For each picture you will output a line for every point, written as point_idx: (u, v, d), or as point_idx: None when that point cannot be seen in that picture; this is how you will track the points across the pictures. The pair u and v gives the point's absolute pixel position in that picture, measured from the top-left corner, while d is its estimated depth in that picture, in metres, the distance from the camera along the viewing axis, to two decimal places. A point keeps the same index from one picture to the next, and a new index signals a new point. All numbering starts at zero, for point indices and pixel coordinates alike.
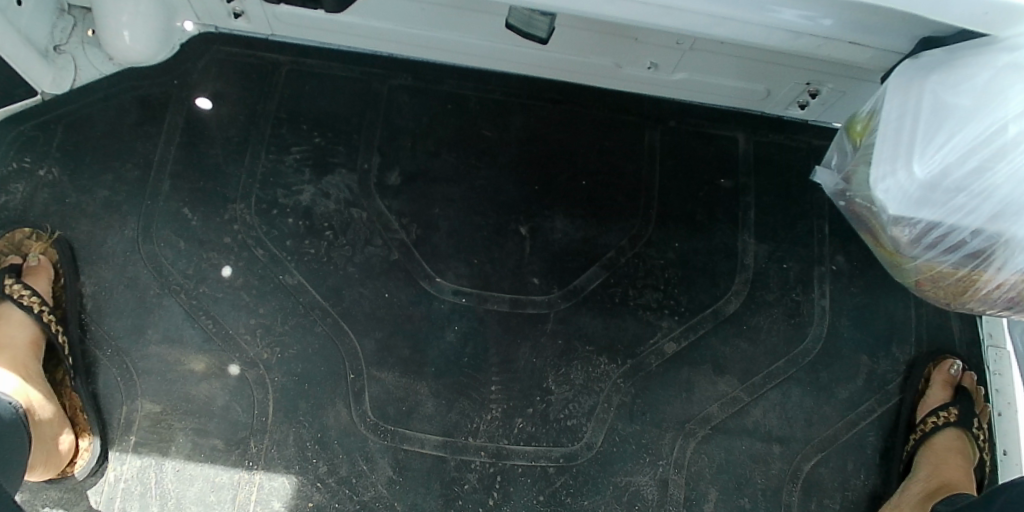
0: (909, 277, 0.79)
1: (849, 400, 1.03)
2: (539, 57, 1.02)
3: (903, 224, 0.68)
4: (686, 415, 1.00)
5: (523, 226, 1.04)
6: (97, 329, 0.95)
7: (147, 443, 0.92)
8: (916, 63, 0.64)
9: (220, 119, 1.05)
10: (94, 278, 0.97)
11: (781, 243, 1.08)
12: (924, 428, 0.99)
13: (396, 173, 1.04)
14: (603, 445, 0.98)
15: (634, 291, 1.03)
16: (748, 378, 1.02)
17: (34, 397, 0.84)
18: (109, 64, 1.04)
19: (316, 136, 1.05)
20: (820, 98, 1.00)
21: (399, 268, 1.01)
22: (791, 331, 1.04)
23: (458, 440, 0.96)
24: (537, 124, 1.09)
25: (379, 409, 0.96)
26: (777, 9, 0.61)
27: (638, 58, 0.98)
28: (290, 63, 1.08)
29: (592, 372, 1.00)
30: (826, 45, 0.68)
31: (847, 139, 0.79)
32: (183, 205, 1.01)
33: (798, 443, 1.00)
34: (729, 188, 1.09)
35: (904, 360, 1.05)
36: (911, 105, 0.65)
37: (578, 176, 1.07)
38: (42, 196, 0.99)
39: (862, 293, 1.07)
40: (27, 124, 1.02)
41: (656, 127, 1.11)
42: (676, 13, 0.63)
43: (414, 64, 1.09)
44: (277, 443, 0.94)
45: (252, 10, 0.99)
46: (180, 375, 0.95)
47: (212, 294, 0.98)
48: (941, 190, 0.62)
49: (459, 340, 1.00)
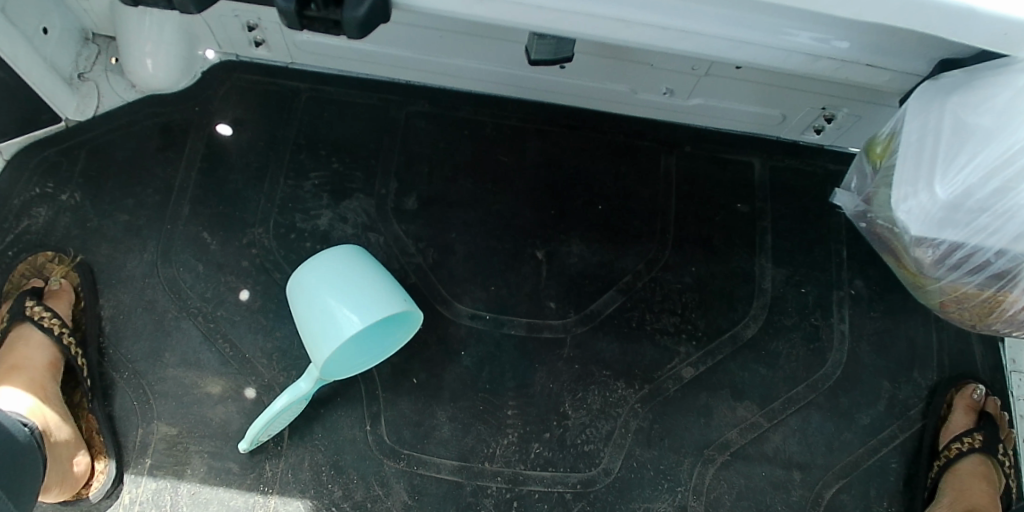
0: (932, 298, 0.79)
1: (871, 427, 1.01)
2: (555, 83, 1.04)
3: (925, 245, 0.69)
4: (705, 441, 0.99)
5: (540, 250, 1.05)
6: (116, 352, 0.96)
7: (163, 466, 0.92)
8: (937, 84, 0.65)
9: (239, 145, 1.06)
10: (113, 301, 0.98)
11: (799, 268, 1.07)
12: (949, 454, 0.97)
13: (413, 198, 1.05)
14: (621, 471, 0.96)
15: (652, 315, 1.03)
16: (768, 404, 1.01)
17: (50, 417, 0.85)
18: (131, 91, 1.07)
19: (334, 161, 1.06)
20: (835, 122, 1.01)
21: (415, 291, 1.01)
22: (810, 356, 1.03)
23: (474, 465, 0.95)
24: (552, 149, 1.10)
25: (395, 434, 0.95)
26: (790, 30, 0.62)
27: (654, 85, 1.00)
28: (309, 90, 1.10)
29: (609, 397, 0.99)
30: (844, 68, 0.67)
31: (866, 161, 0.79)
32: (202, 229, 1.02)
33: (820, 469, 0.99)
34: (746, 213, 1.09)
35: (925, 386, 1.03)
36: (933, 126, 0.66)
37: (595, 200, 1.08)
38: (64, 220, 1.01)
39: (882, 318, 1.06)
40: (50, 150, 1.03)
41: (671, 152, 1.11)
42: (694, 37, 0.63)
43: (431, 91, 1.11)
44: (291, 467, 0.93)
45: (273, 37, 1.02)
46: (196, 398, 0.95)
47: (230, 318, 0.98)
48: (965, 209, 0.63)
49: (475, 365, 0.99)
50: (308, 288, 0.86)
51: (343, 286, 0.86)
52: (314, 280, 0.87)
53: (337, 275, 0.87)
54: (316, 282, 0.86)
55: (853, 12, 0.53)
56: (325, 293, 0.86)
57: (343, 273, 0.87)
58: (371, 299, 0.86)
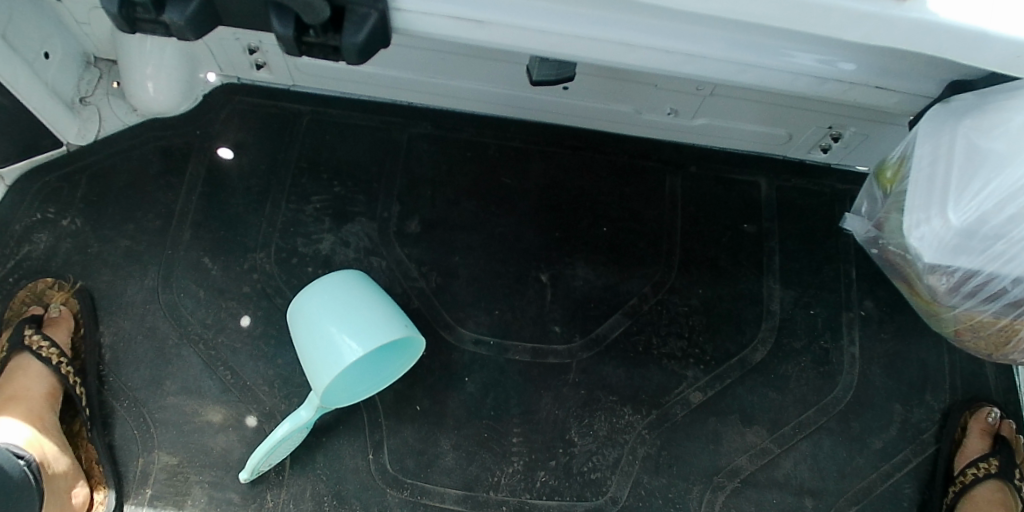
0: (947, 326, 0.77)
1: (883, 451, 0.99)
2: (559, 105, 1.03)
3: (939, 272, 0.67)
4: (714, 467, 0.97)
5: (544, 273, 1.03)
6: (116, 380, 0.94)
7: (163, 497, 0.90)
8: (948, 107, 0.64)
9: (241, 169, 1.06)
10: (114, 328, 0.97)
11: (807, 289, 1.06)
12: (964, 480, 0.94)
13: (416, 221, 1.04)
14: (629, 499, 0.94)
15: (658, 339, 1.01)
16: (778, 428, 0.99)
17: (48, 449, 0.84)
18: (133, 115, 1.07)
19: (336, 185, 1.05)
20: (842, 142, 1.01)
21: (419, 316, 1.00)
22: (820, 379, 1.01)
23: (479, 495, 0.93)
24: (556, 171, 1.09)
25: (398, 463, 0.93)
26: (791, 51, 0.60)
27: (658, 105, 0.99)
28: (312, 112, 1.09)
29: (617, 423, 0.97)
30: (852, 90, 0.65)
31: (876, 185, 0.78)
32: (203, 255, 1.01)
33: (832, 495, 0.97)
34: (753, 233, 1.08)
35: (938, 409, 1.01)
36: (944, 151, 0.65)
37: (599, 221, 1.07)
38: (64, 247, 1.00)
39: (893, 339, 1.04)
40: (51, 175, 1.03)
41: (676, 173, 1.10)
42: (701, 61, 0.61)
43: (433, 112, 1.11)
44: (293, 497, 0.91)
45: (275, 61, 1.02)
46: (197, 426, 0.93)
47: (231, 345, 0.97)
48: (980, 236, 0.62)
49: (479, 392, 0.97)
50: (311, 315, 0.85)
51: (345, 311, 0.85)
52: (318, 306, 0.85)
53: (341, 302, 0.86)
54: (320, 308, 0.85)
55: (862, 36, 0.52)
56: (328, 320, 0.84)
57: (347, 300, 0.86)
58: (374, 325, 0.85)
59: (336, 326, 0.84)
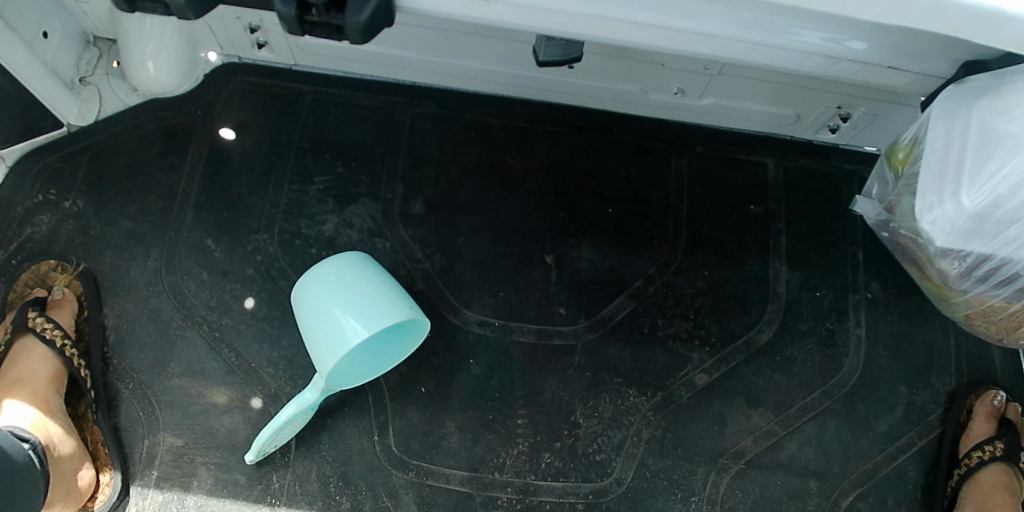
0: (958, 311, 0.77)
1: (888, 434, 0.99)
2: (564, 84, 1.02)
3: (951, 257, 0.67)
4: (719, 449, 0.97)
5: (549, 255, 1.03)
6: (120, 362, 0.95)
7: (169, 478, 0.91)
8: (963, 87, 0.61)
9: (243, 149, 1.05)
10: (117, 310, 0.97)
11: (814, 271, 1.05)
12: (969, 463, 0.94)
13: (420, 203, 1.03)
14: (634, 480, 0.95)
15: (664, 321, 1.01)
16: (783, 410, 0.99)
17: (54, 432, 0.84)
18: (133, 95, 1.05)
19: (339, 165, 1.04)
20: (851, 122, 0.99)
21: (423, 299, 0.99)
22: (826, 362, 1.01)
23: (483, 476, 0.93)
24: (561, 151, 1.08)
25: (403, 444, 0.94)
26: (800, 30, 0.58)
27: (665, 84, 0.97)
28: (313, 92, 1.08)
29: (622, 405, 0.97)
30: (864, 70, 0.63)
31: (888, 167, 0.77)
32: (206, 236, 1.00)
33: (837, 477, 0.97)
34: (760, 215, 1.07)
35: (944, 391, 1.01)
36: (959, 132, 0.63)
37: (605, 202, 1.06)
38: (67, 229, 0.99)
39: (899, 321, 1.04)
40: (52, 156, 1.02)
41: (683, 153, 1.09)
42: (709, 40, 0.60)
43: (437, 92, 1.09)
44: (299, 478, 0.92)
45: (275, 39, 1.00)
46: (203, 408, 0.93)
47: (235, 327, 0.97)
48: (993, 220, 0.61)
49: (483, 374, 0.97)
50: (314, 297, 0.85)
51: (349, 293, 0.84)
52: (321, 289, 0.85)
53: (344, 284, 0.85)
54: (323, 291, 0.85)
55: (876, 15, 0.50)
56: (331, 303, 0.84)
57: (351, 282, 0.85)
58: (379, 307, 0.84)
59: (339, 308, 0.84)
